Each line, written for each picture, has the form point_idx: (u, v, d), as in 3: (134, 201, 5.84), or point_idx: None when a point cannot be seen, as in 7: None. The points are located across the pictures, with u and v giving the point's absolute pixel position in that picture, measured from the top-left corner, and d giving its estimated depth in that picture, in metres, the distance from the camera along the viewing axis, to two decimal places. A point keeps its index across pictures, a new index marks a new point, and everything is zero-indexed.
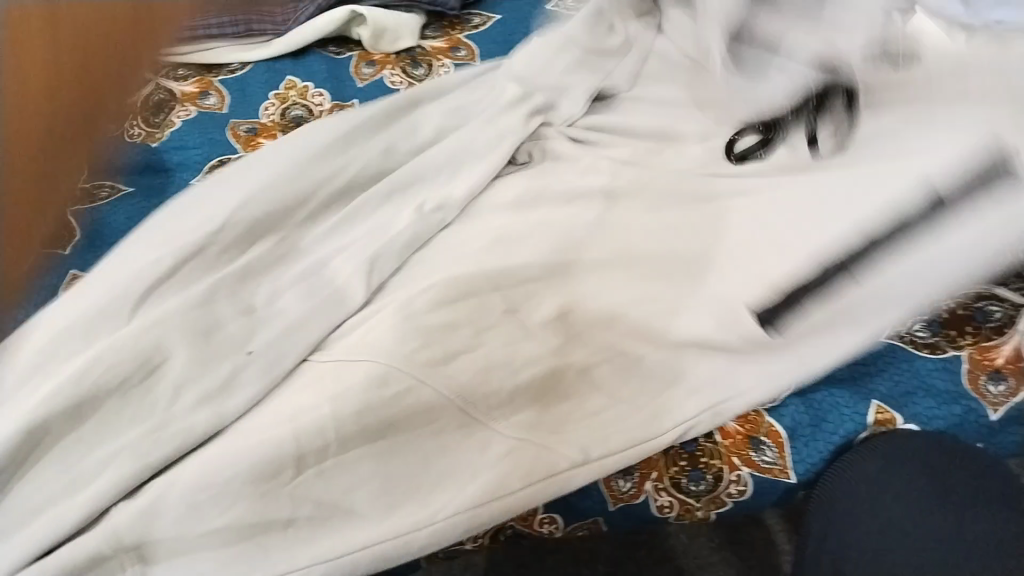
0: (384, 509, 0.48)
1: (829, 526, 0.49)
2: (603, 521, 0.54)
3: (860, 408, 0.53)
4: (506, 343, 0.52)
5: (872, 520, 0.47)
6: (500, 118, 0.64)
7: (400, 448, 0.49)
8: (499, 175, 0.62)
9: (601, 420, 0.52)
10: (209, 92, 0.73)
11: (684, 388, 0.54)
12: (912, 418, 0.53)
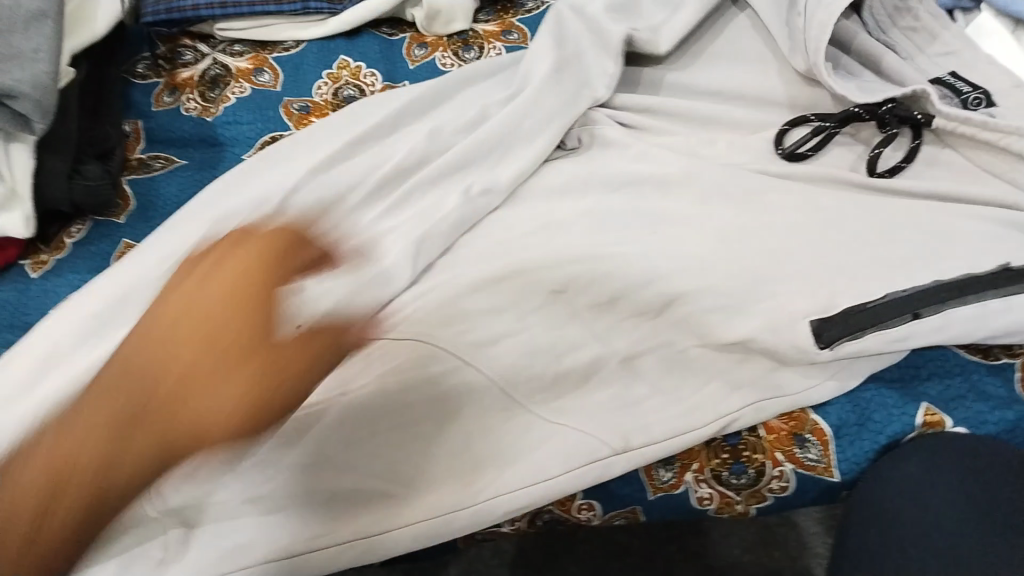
0: (421, 489, 0.48)
1: (866, 539, 0.50)
2: (642, 511, 0.54)
3: (910, 409, 0.52)
4: (549, 328, 0.53)
5: (909, 538, 0.48)
6: (549, 99, 0.63)
7: (438, 432, 0.49)
8: (548, 161, 0.62)
9: (638, 415, 0.51)
10: (263, 69, 0.74)
11: (722, 383, 0.51)
12: (963, 422, 0.52)
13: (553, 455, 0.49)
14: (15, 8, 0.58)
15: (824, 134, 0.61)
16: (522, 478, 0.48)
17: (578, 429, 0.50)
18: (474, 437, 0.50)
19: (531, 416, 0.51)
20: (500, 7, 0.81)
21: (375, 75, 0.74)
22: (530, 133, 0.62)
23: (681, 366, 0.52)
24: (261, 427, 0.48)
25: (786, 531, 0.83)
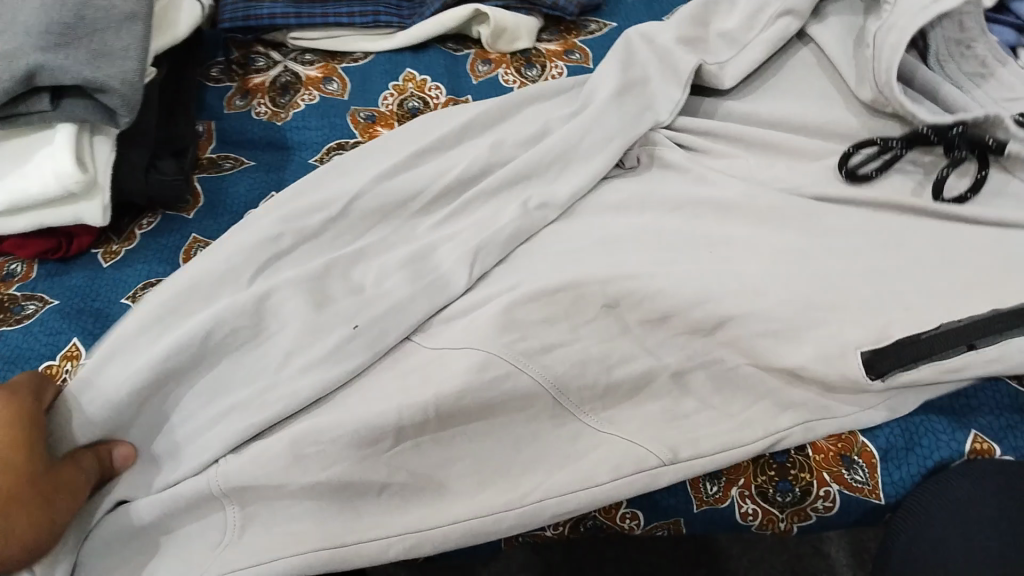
0: (475, 488, 0.50)
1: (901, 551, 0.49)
2: (683, 524, 0.54)
3: (958, 435, 0.52)
4: (601, 340, 0.54)
5: (930, 549, 0.47)
6: (611, 117, 0.64)
7: (493, 432, 0.51)
8: (605, 178, 0.64)
9: (688, 434, 0.51)
10: (331, 78, 0.77)
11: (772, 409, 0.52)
12: (1012, 453, 0.52)
13: (603, 464, 0.50)
14: (108, 10, 0.61)
15: (890, 156, 0.61)
16: (570, 482, 0.49)
17: (627, 441, 0.51)
18: (527, 442, 0.52)
19: (580, 423, 0.52)
20: (564, 28, 0.83)
21: (439, 89, 0.76)
22: (590, 150, 0.63)
23: (730, 389, 0.53)
24: (322, 419, 0.49)
25: (817, 561, 0.82)
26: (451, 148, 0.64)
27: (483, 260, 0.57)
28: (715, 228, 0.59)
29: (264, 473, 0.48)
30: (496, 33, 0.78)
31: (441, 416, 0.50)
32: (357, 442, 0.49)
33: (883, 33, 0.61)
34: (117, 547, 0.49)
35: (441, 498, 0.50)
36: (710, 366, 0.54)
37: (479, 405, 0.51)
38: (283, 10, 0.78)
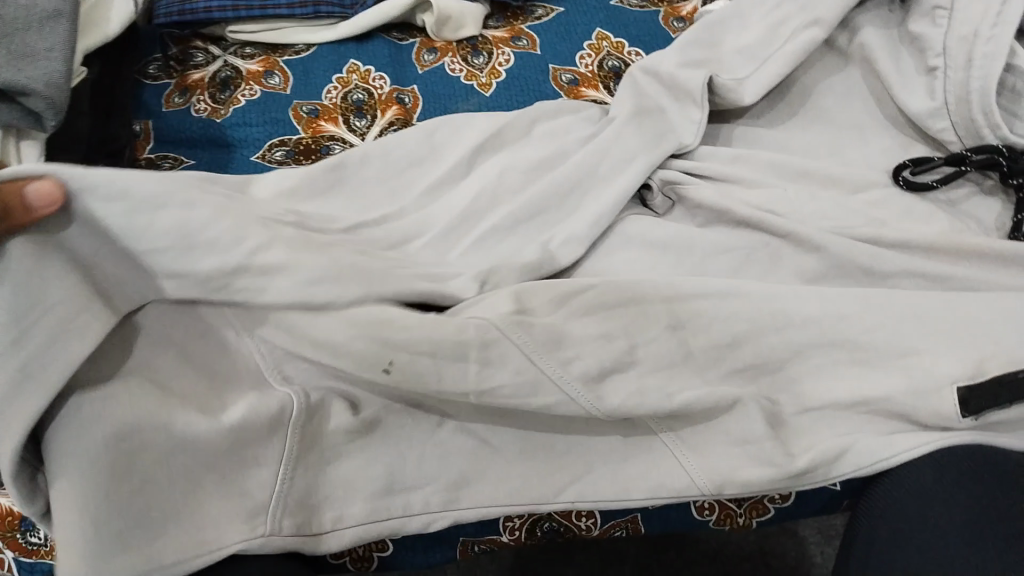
0: (466, 485, 0.49)
1: (862, 534, 0.51)
2: (642, 520, 0.54)
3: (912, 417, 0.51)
4: (672, 358, 0.50)
5: (885, 536, 0.48)
6: (631, 139, 0.60)
7: (521, 442, 0.50)
8: (628, 215, 0.59)
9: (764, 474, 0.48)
10: (273, 72, 0.74)
11: (863, 464, 0.49)
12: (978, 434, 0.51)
13: (638, 481, 0.49)
14: (29, 7, 0.58)
15: (954, 172, 0.58)
16: (604, 494, 0.49)
17: (678, 450, 0.50)
18: (542, 425, 0.50)
19: (639, 423, 0.50)
20: (509, 15, 0.82)
21: (383, 78, 0.74)
22: (608, 177, 0.59)
23: (833, 447, 0.49)
24: (349, 341, 0.46)
25: (787, 539, 0.86)
26: (422, 172, 0.60)
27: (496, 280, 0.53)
28: (741, 246, 0.56)
29: (314, 412, 0.48)
30: (443, 20, 0.76)
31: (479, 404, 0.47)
32: (376, 365, 0.46)
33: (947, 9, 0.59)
34: (116, 522, 0.41)
35: (483, 472, 0.49)
36: (811, 425, 0.50)
37: (509, 392, 0.47)
38: (219, 3, 0.75)
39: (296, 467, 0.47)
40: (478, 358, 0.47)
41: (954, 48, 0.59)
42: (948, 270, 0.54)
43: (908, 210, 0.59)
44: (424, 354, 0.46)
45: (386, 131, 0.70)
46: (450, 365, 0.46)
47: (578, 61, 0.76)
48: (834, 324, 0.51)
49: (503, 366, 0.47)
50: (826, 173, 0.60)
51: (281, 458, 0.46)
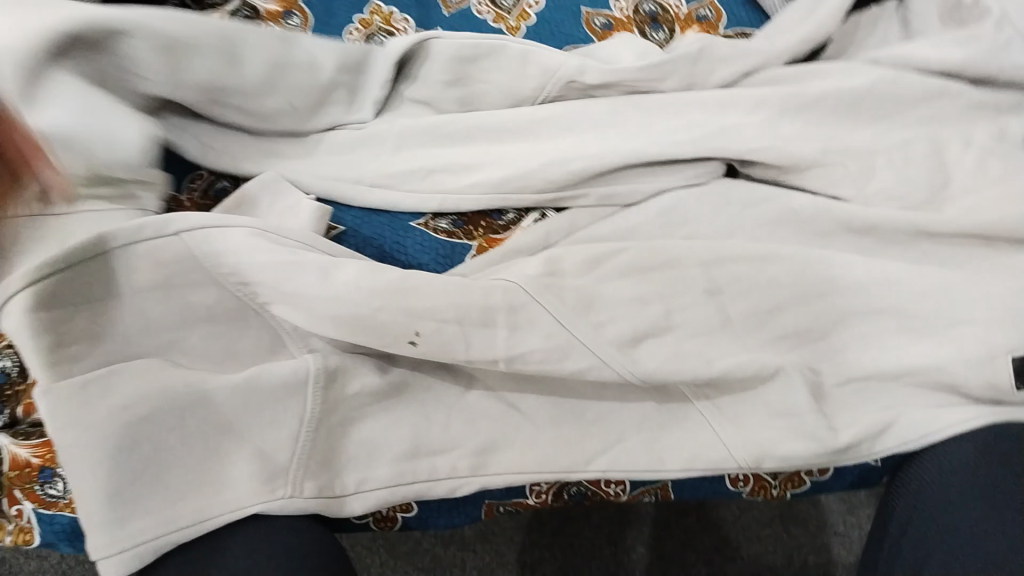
0: (495, 453, 0.47)
1: (898, 505, 0.49)
2: (672, 487, 0.52)
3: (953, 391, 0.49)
4: (706, 325, 0.48)
5: (922, 515, 0.47)
6: (669, 113, 0.58)
7: (555, 411, 0.49)
8: (672, 176, 0.57)
9: (797, 447, 0.47)
10: (293, 11, 0.71)
11: (903, 441, 0.48)
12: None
13: (676, 451, 0.48)
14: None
15: None
16: (638, 463, 0.48)
17: (716, 420, 0.49)
18: (575, 391, 0.49)
19: (679, 397, 0.49)
20: None
21: (407, 21, 0.71)
22: (641, 140, 0.57)
23: (870, 422, 0.48)
24: (373, 312, 0.44)
25: (807, 506, 0.85)
26: (446, 35, 0.59)
27: (441, 142, 0.59)
28: (778, 210, 0.55)
29: (335, 375, 0.46)
30: None
31: (510, 367, 0.45)
32: (401, 339, 0.44)
33: None
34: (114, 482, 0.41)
35: (515, 438, 0.48)
36: (851, 402, 0.49)
37: (541, 357, 0.45)
38: None
39: (318, 431, 0.45)
40: (505, 325, 0.45)
41: None
42: (992, 232, 0.52)
43: (961, 171, 0.55)
44: (450, 322, 0.44)
45: (412, 56, 0.61)
46: (483, 323, 0.45)
47: (612, 4, 0.72)
48: (878, 296, 0.49)
49: (533, 331, 0.45)
50: (873, 136, 0.57)
51: (301, 420, 0.45)
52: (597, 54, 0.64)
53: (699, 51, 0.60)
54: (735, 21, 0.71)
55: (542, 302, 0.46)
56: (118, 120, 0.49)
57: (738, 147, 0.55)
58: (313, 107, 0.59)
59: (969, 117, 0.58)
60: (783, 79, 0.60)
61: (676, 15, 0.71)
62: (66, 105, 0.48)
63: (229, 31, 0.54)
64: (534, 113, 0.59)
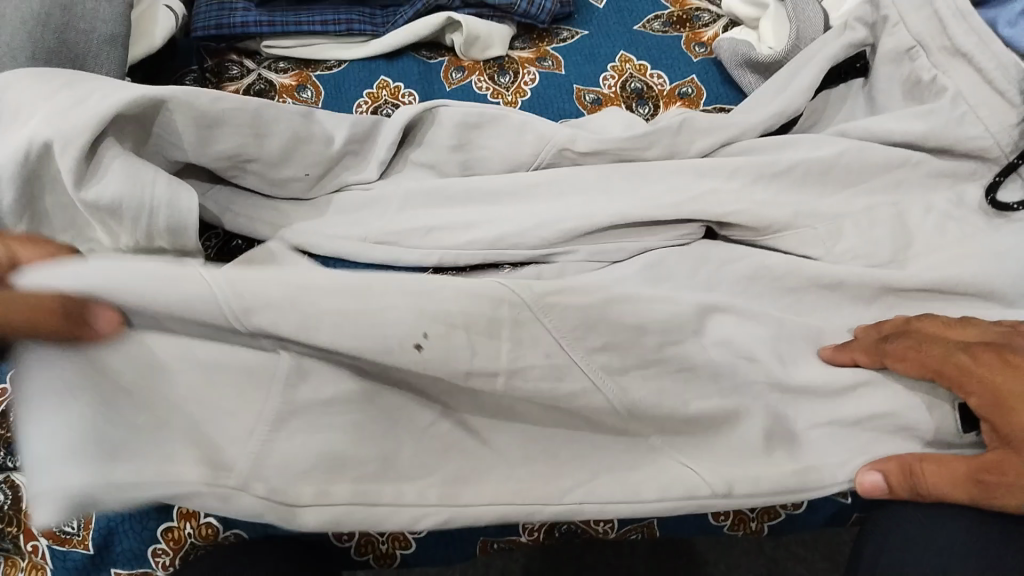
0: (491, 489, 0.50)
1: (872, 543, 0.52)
2: (657, 524, 0.55)
3: (914, 427, 0.53)
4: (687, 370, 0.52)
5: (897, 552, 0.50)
6: (653, 180, 0.63)
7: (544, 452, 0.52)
8: (655, 238, 0.62)
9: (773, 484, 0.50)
10: (305, 85, 0.77)
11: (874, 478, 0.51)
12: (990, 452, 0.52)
13: (649, 481, 0.50)
14: (89, 32, 0.64)
15: (1011, 172, 0.60)
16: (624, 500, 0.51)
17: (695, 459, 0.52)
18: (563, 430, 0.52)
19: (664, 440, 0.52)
20: (535, 37, 0.83)
21: (413, 95, 0.77)
22: (627, 202, 0.62)
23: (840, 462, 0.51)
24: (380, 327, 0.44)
25: (794, 563, 0.87)
26: (452, 104, 0.65)
27: (441, 204, 0.64)
28: (752, 266, 0.59)
29: (307, 373, 0.45)
30: (473, 39, 0.78)
31: (509, 384, 0.48)
32: (407, 345, 0.44)
33: (954, 45, 0.62)
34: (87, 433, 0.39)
35: (491, 465, 0.49)
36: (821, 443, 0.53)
37: (539, 374, 0.48)
38: (256, 18, 0.78)
39: (279, 431, 0.44)
40: (508, 338, 0.48)
41: (962, 78, 0.62)
42: (948, 284, 0.57)
43: (921, 231, 0.60)
44: (458, 329, 0.46)
45: (416, 124, 0.67)
46: (489, 338, 0.47)
47: (601, 82, 0.78)
48: None
49: (534, 346, 0.49)
50: (840, 200, 0.62)
51: (262, 415, 0.44)
52: (587, 126, 0.69)
53: (680, 123, 0.65)
54: (715, 97, 0.77)
55: (543, 318, 0.49)
56: (156, 183, 0.55)
57: (716, 208, 0.60)
58: (325, 174, 0.65)
59: (929, 182, 0.63)
60: (757, 148, 0.65)
61: (660, 91, 0.77)
62: (110, 177, 0.53)
63: (253, 110, 0.59)
64: (528, 178, 0.64)
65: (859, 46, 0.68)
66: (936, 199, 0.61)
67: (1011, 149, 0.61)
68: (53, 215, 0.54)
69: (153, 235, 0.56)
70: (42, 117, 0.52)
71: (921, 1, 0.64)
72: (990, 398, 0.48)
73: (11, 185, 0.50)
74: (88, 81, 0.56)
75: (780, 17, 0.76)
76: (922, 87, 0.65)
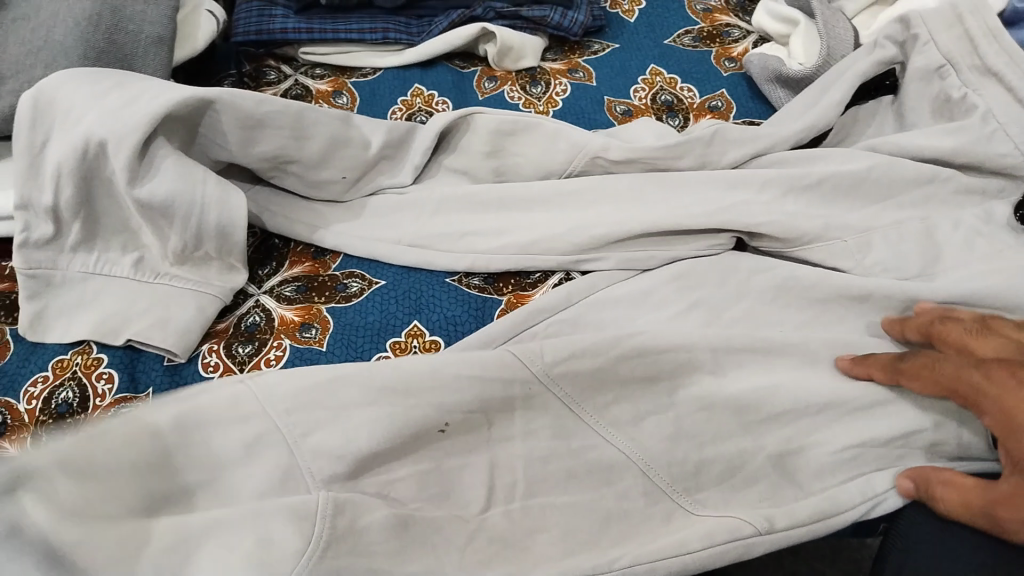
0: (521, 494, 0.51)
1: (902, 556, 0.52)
2: None
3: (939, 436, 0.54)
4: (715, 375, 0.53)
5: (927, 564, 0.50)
6: (683, 191, 0.64)
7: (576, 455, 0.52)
8: (686, 247, 0.63)
9: None
10: (341, 92, 0.78)
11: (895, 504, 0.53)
12: None
13: None
14: (137, 33, 0.66)
15: None
16: (653, 510, 0.51)
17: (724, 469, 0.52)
18: (592, 431, 0.53)
19: (693, 446, 0.53)
20: (567, 49, 0.85)
21: (446, 103, 0.78)
22: (659, 212, 0.63)
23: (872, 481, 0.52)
24: (406, 413, 0.48)
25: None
26: (488, 111, 0.67)
27: (475, 210, 0.65)
28: (780, 278, 0.60)
29: (344, 507, 0.44)
30: (507, 49, 0.80)
31: (526, 447, 0.51)
32: (435, 429, 0.49)
33: (983, 65, 0.63)
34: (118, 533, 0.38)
35: (526, 558, 0.47)
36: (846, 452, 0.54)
37: (551, 434, 0.52)
38: (295, 25, 0.80)
39: (325, 552, 0.42)
40: (523, 410, 0.52)
41: (991, 95, 0.63)
42: (976, 298, 0.58)
43: (950, 246, 0.61)
44: (477, 411, 0.50)
45: (453, 131, 0.68)
46: (505, 420, 0.52)
47: (632, 94, 0.79)
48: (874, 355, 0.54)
49: (546, 413, 0.52)
50: (870, 214, 0.63)
51: (310, 537, 0.42)
52: (618, 136, 0.70)
53: (712, 134, 0.66)
54: (745, 111, 0.78)
55: (555, 389, 0.52)
56: (207, 182, 0.57)
57: (747, 218, 0.61)
58: (361, 177, 0.66)
59: (957, 199, 0.63)
60: (787, 160, 0.66)
61: (690, 104, 0.78)
62: (162, 175, 0.55)
63: (296, 112, 0.61)
64: (560, 186, 0.65)
65: (889, 63, 0.69)
66: (965, 217, 0.62)
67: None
68: (106, 217, 0.57)
69: (202, 237, 0.57)
70: (97, 115, 0.54)
71: (953, 19, 0.65)
72: (999, 416, 0.49)
73: (68, 181, 0.54)
74: (137, 81, 0.57)
75: (810, 33, 0.77)
76: (951, 105, 0.66)
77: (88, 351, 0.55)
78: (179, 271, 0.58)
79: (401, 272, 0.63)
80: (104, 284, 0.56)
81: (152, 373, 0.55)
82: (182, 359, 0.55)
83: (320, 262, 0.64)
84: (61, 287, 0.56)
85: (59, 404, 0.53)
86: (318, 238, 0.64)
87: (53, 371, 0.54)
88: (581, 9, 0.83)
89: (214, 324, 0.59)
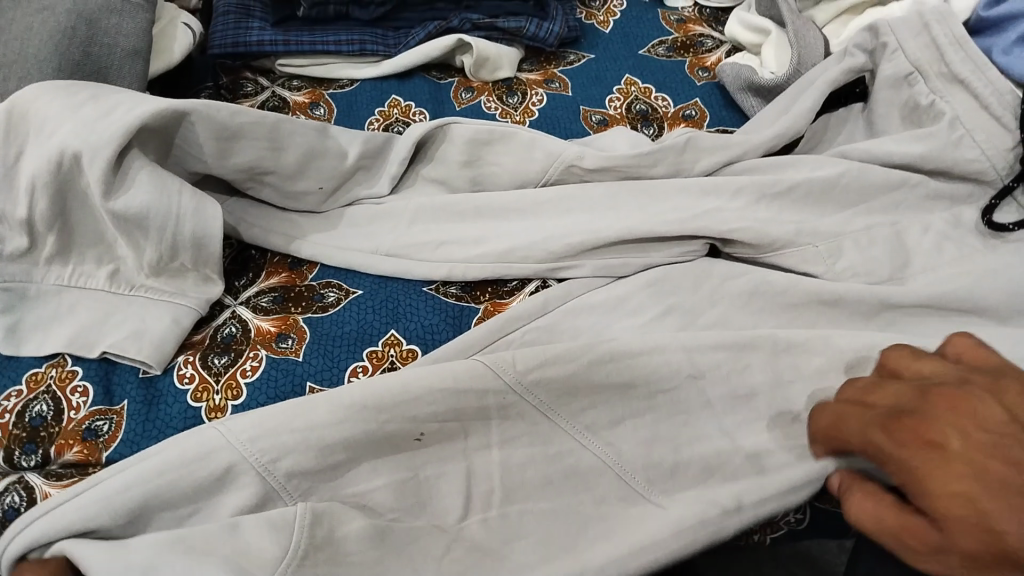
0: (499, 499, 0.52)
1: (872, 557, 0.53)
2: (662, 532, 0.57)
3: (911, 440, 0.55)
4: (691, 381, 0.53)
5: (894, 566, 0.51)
6: (657, 199, 0.65)
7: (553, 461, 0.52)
8: (661, 254, 0.63)
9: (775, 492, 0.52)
10: (318, 103, 0.79)
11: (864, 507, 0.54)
12: None
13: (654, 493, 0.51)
14: (112, 46, 0.66)
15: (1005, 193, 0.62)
16: (629, 513, 0.52)
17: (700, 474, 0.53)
18: (570, 437, 0.53)
19: (668, 451, 0.54)
20: (543, 59, 0.86)
21: (423, 114, 0.78)
22: (633, 219, 0.63)
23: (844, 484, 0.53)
24: (381, 425, 0.48)
25: None
26: (463, 120, 0.67)
27: (451, 220, 0.65)
28: (754, 283, 0.61)
29: (322, 517, 0.45)
30: (483, 59, 0.81)
31: (503, 454, 0.52)
32: (410, 438, 0.49)
33: (950, 72, 0.64)
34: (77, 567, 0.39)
35: (502, 565, 0.48)
36: None
37: (527, 441, 0.52)
38: (271, 37, 0.80)
39: (302, 564, 0.43)
40: (499, 417, 0.52)
41: (957, 102, 0.64)
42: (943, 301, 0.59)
43: (917, 251, 0.62)
44: (453, 419, 0.51)
45: (428, 141, 0.68)
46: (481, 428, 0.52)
47: (607, 103, 0.80)
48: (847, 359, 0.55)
49: (522, 420, 0.53)
50: (840, 219, 0.64)
51: (285, 550, 0.43)
52: (593, 144, 0.71)
53: (685, 142, 0.67)
54: (718, 119, 0.79)
55: (529, 398, 0.52)
56: (182, 195, 0.57)
57: (719, 225, 0.61)
58: (338, 188, 0.66)
59: (925, 205, 0.65)
60: (759, 167, 0.67)
61: (665, 113, 0.79)
62: (137, 187, 0.55)
63: (272, 123, 0.61)
64: (534, 194, 0.66)
65: (859, 70, 0.70)
66: (932, 222, 0.63)
67: (1006, 172, 0.62)
68: (81, 230, 0.56)
69: (177, 248, 0.57)
70: (70, 127, 0.54)
71: (920, 27, 0.66)
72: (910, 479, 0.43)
73: (43, 193, 0.53)
74: (112, 92, 0.57)
75: (781, 43, 0.79)
76: (920, 112, 0.66)
77: (63, 364, 0.55)
78: (154, 284, 0.57)
79: (376, 283, 0.63)
80: (80, 297, 0.56)
81: (127, 386, 0.55)
82: (157, 371, 0.55)
83: (296, 273, 0.64)
84: (36, 301, 0.56)
85: (33, 417, 0.52)
86: (295, 249, 0.64)
87: (27, 384, 0.54)
88: (556, 21, 0.84)
89: (190, 336, 0.59)
